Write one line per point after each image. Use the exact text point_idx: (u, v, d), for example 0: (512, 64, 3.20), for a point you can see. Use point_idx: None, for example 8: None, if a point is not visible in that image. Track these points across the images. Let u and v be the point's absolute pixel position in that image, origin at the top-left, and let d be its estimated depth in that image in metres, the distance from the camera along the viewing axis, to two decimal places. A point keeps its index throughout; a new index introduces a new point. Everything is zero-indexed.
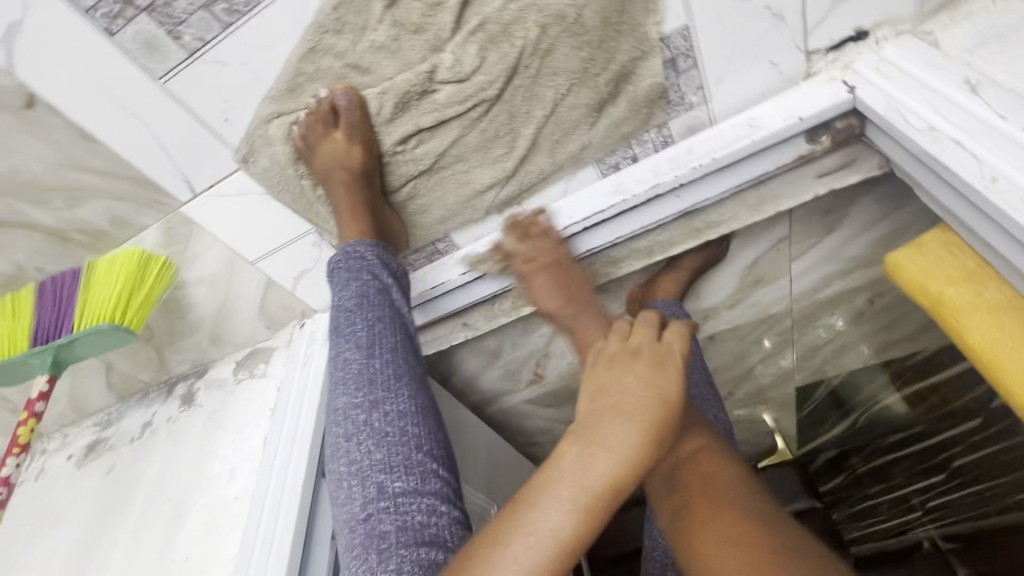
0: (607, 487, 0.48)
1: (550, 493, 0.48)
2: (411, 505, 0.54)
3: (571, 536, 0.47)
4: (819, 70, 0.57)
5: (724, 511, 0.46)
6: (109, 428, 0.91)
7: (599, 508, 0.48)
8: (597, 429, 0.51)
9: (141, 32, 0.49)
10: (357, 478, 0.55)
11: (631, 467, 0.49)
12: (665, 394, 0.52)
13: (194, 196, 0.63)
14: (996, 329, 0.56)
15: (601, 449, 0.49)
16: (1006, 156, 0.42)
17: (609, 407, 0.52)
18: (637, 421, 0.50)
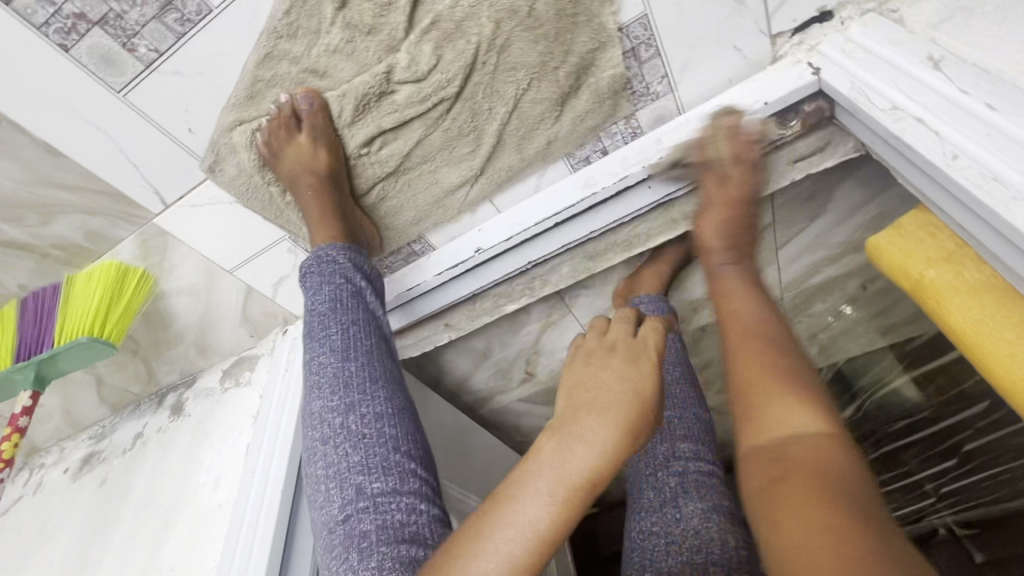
0: (587, 480, 0.45)
1: (530, 484, 0.45)
2: (390, 504, 0.52)
3: (554, 529, 0.44)
4: (784, 54, 0.56)
5: (810, 492, 0.38)
6: (103, 441, 0.92)
7: (578, 502, 0.45)
8: (578, 421, 0.47)
9: (97, 46, 0.49)
10: (334, 481, 0.53)
11: (610, 460, 0.46)
12: (640, 390, 0.49)
13: (166, 208, 0.63)
14: (977, 310, 0.54)
15: (579, 441, 0.46)
16: (968, 132, 0.41)
17: (586, 401, 0.48)
18: (614, 415, 0.47)
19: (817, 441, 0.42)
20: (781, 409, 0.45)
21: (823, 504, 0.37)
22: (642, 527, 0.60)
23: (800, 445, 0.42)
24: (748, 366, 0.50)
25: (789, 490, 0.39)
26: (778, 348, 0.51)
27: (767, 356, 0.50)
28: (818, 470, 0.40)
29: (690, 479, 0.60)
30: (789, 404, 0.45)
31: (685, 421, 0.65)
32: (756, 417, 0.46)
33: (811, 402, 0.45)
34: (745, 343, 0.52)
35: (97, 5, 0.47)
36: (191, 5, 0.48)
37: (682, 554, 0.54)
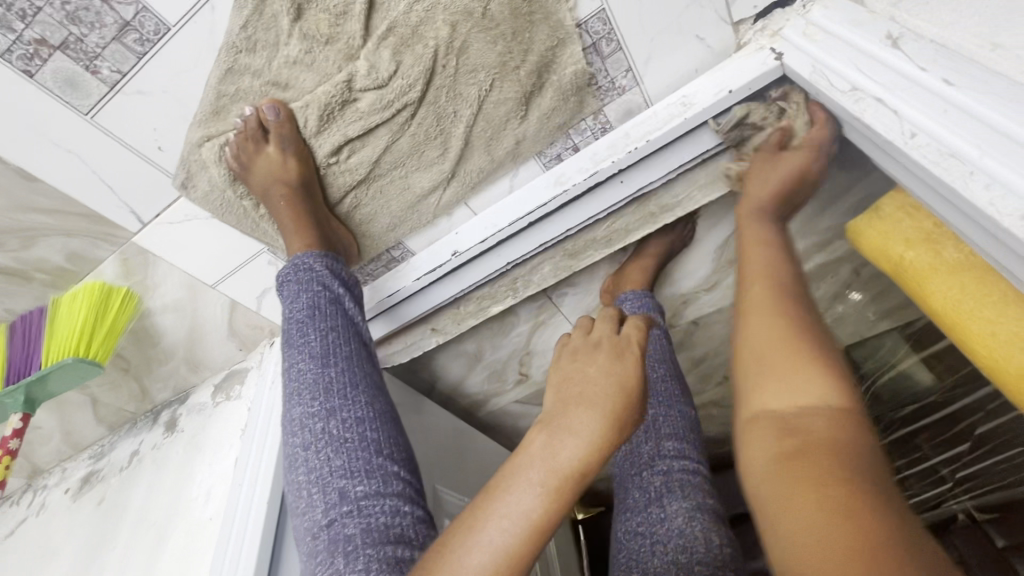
0: (577, 475, 0.43)
1: (520, 476, 0.42)
2: (374, 507, 0.51)
3: (545, 522, 0.41)
4: (748, 40, 0.56)
5: (824, 470, 0.34)
6: (101, 460, 0.92)
7: (569, 498, 0.43)
8: (565, 414, 0.44)
9: (60, 70, 0.49)
10: (317, 485, 0.52)
11: (599, 455, 0.43)
12: (628, 383, 0.46)
13: (143, 226, 0.64)
14: (955, 289, 0.53)
15: (566, 433, 0.43)
16: (923, 108, 0.40)
17: (570, 394, 0.46)
18: (602, 405, 0.44)
19: (831, 413, 0.38)
20: (797, 374, 0.41)
21: (839, 482, 0.33)
22: (629, 528, 0.60)
23: (814, 416, 0.38)
24: (765, 328, 0.45)
25: (799, 464, 0.35)
26: (796, 311, 0.46)
27: (785, 320, 0.45)
28: (834, 445, 0.35)
29: (674, 478, 0.60)
30: (807, 371, 0.41)
31: (670, 419, 0.65)
32: (765, 381, 0.42)
33: (831, 371, 0.41)
34: (762, 304, 0.48)
35: (56, 29, 0.47)
36: (149, 25, 0.48)
37: (668, 555, 0.54)
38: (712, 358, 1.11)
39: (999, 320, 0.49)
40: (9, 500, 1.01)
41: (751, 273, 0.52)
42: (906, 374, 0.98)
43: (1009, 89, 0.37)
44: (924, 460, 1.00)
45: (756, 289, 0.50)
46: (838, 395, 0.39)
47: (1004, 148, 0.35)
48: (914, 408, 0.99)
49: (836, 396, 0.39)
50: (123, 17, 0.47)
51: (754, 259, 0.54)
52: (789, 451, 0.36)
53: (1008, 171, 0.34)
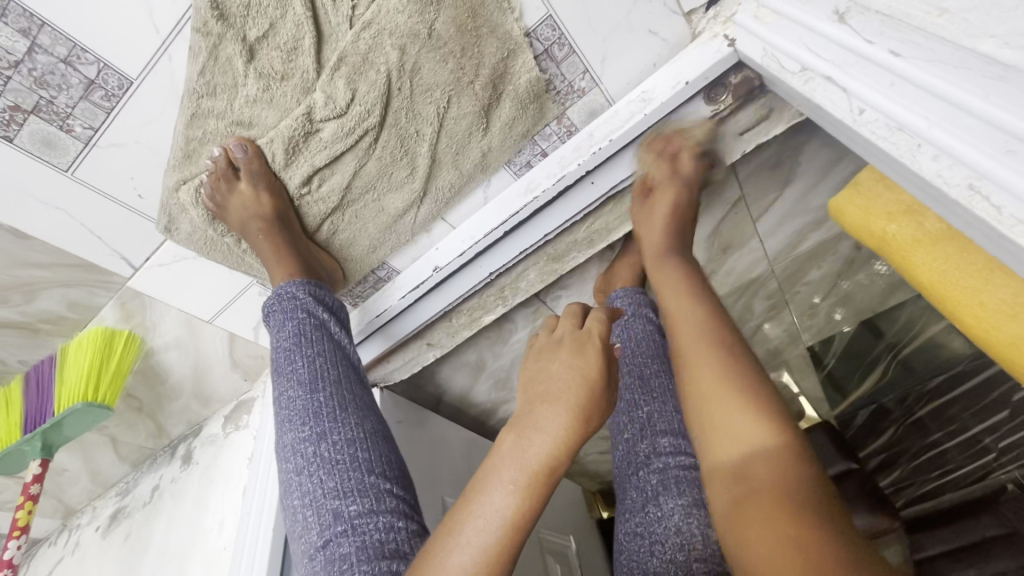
0: (549, 470, 0.43)
1: (493, 477, 0.44)
2: (368, 525, 0.51)
3: (522, 519, 0.43)
4: (702, 29, 0.56)
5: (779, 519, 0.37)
6: (127, 496, 0.95)
7: (542, 490, 0.43)
8: (532, 413, 0.45)
9: (37, 132, 0.52)
10: (311, 508, 0.53)
11: (568, 453, 0.44)
12: (592, 376, 0.46)
13: (135, 270, 0.67)
14: (941, 260, 0.50)
15: (533, 431, 0.44)
16: (867, 82, 0.39)
17: (537, 393, 0.46)
18: (567, 400, 0.45)
19: (773, 451, 0.41)
20: (735, 420, 0.44)
21: (791, 526, 0.36)
22: (629, 528, 0.65)
23: (762, 457, 0.41)
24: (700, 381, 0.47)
25: (760, 518, 0.38)
26: (728, 351, 0.48)
27: (720, 364, 0.47)
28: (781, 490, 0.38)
29: (670, 475, 0.63)
30: (745, 413, 0.43)
31: (665, 415, 0.68)
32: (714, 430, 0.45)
33: (769, 408, 0.43)
34: (692, 351, 0.50)
35: (27, 95, 0.49)
36: (113, 81, 0.50)
37: (666, 553, 0.58)
38: None
39: (985, 289, 0.45)
40: (48, 540, 1.05)
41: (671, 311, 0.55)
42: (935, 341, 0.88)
43: (953, 54, 0.33)
44: (963, 432, 0.87)
45: (685, 336, 0.51)
46: (773, 431, 0.42)
47: (947, 116, 0.33)
48: (942, 378, 0.89)
49: (773, 434, 0.42)
50: (87, 76, 0.49)
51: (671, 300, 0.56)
52: (744, 503, 0.40)
53: (952, 141, 0.32)
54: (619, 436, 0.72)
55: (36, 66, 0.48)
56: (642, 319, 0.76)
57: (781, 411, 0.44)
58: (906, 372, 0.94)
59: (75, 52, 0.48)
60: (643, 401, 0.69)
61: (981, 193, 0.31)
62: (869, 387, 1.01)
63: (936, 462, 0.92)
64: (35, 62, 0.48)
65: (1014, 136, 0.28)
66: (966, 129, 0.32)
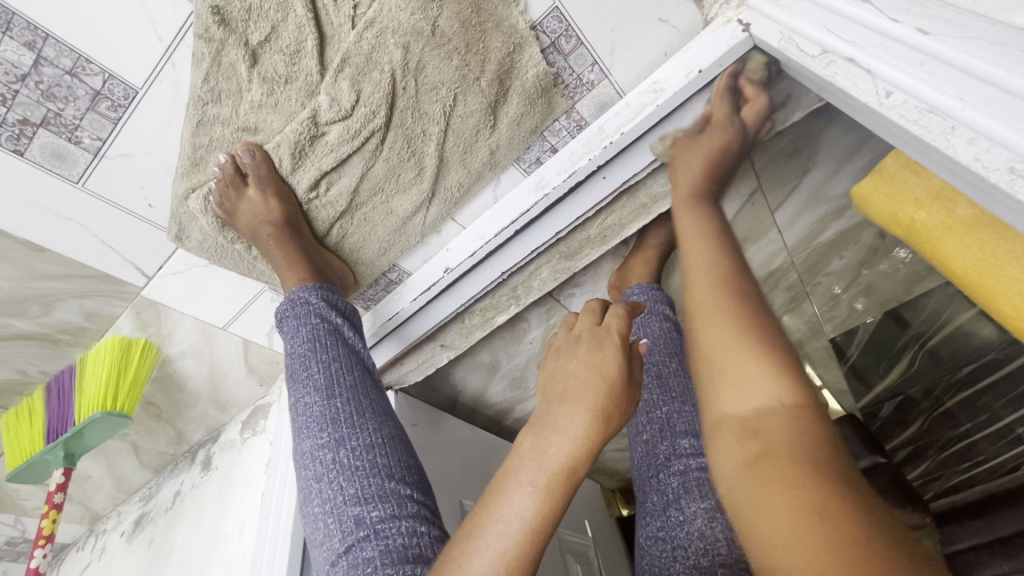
0: (569, 470, 0.42)
1: (513, 478, 0.42)
2: (391, 529, 0.50)
3: (543, 520, 0.41)
4: (715, 15, 0.53)
5: (786, 478, 0.33)
6: (150, 501, 0.96)
7: (564, 490, 0.42)
8: (552, 413, 0.44)
9: (47, 145, 0.52)
10: (332, 515, 0.52)
11: (587, 452, 0.43)
12: (611, 373, 0.44)
13: (148, 279, 0.67)
14: (974, 249, 0.47)
15: (554, 431, 0.43)
16: (892, 63, 0.37)
17: (556, 393, 0.45)
18: (586, 400, 0.43)
19: (784, 407, 0.37)
20: (744, 373, 0.40)
21: (798, 483, 0.32)
22: (652, 533, 0.64)
23: (770, 412, 0.37)
24: (712, 331, 0.44)
25: (764, 477, 0.34)
26: (745, 309, 0.44)
27: (736, 322, 0.43)
28: (792, 447, 0.34)
29: (691, 478, 0.61)
30: (758, 365, 0.39)
31: (685, 415, 0.66)
32: (722, 379, 0.41)
33: (784, 364, 0.39)
34: (710, 309, 0.45)
35: (35, 108, 0.50)
36: (119, 91, 0.50)
37: (689, 558, 0.57)
38: None
39: None
40: (76, 545, 1.07)
41: (689, 263, 0.52)
42: (963, 330, 0.82)
43: (989, 30, 0.31)
44: (994, 423, 0.82)
45: (699, 292, 0.48)
46: (787, 388, 0.38)
47: (985, 95, 0.31)
48: (974, 367, 0.84)
49: (786, 391, 0.38)
50: (93, 87, 0.49)
51: (693, 249, 0.54)
52: (753, 459, 0.36)
53: (991, 123, 0.30)
54: (636, 437, 0.71)
55: (42, 79, 0.48)
56: (658, 316, 0.73)
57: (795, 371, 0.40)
58: (934, 362, 0.92)
59: (80, 64, 0.48)
60: (662, 401, 0.68)
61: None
62: (893, 380, 0.99)
63: (965, 454, 0.87)
64: (41, 75, 0.48)
65: None
66: (1005, 110, 0.29)
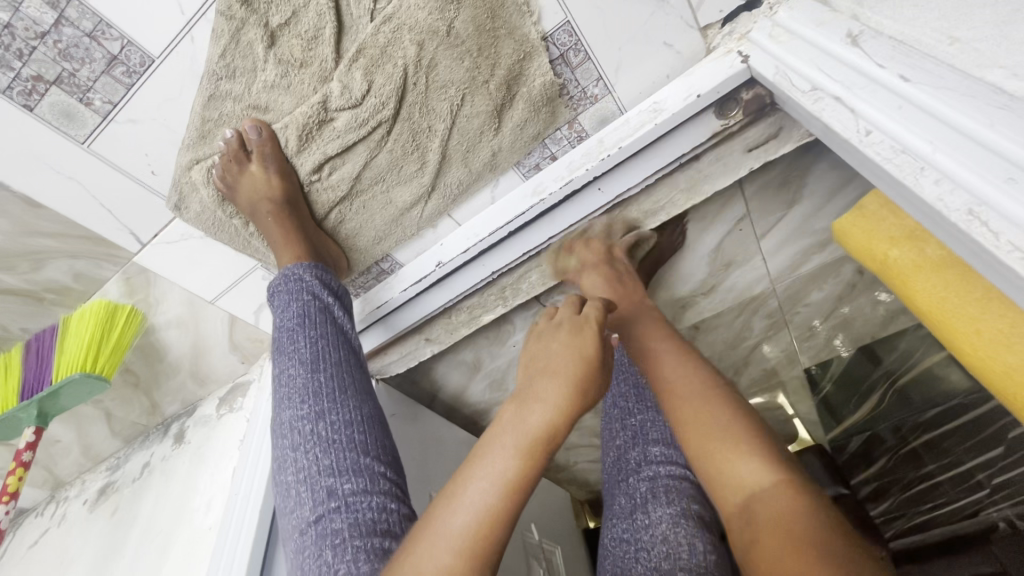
0: (547, 437, 0.44)
1: (494, 442, 0.44)
2: (361, 503, 0.51)
3: (522, 482, 0.43)
4: (717, 45, 0.56)
5: (780, 545, 0.40)
6: (117, 471, 0.95)
7: (542, 456, 0.44)
8: (532, 387, 0.47)
9: (57, 103, 0.53)
10: (306, 485, 0.53)
11: (565, 421, 0.45)
12: (588, 354, 0.48)
13: (142, 247, 0.68)
14: (940, 288, 0.50)
15: (533, 401, 0.45)
16: (875, 104, 0.40)
17: (538, 369, 0.48)
18: (564, 373, 0.46)
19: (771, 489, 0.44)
20: (731, 462, 0.47)
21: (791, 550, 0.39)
22: (615, 535, 0.64)
23: (760, 495, 0.44)
24: (693, 426, 0.51)
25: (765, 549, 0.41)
26: (711, 397, 0.52)
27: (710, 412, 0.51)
28: (783, 520, 0.41)
29: (659, 484, 0.63)
30: (738, 456, 0.47)
31: (658, 425, 0.68)
32: (714, 471, 0.48)
33: (756, 447, 0.47)
34: (682, 403, 0.53)
35: (51, 66, 0.50)
36: (135, 57, 0.51)
37: (651, 561, 0.56)
38: (716, 362, 1.07)
39: (982, 318, 0.45)
40: (36, 510, 1.05)
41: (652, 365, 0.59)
42: (932, 373, 0.89)
43: (961, 82, 0.35)
44: (956, 466, 0.85)
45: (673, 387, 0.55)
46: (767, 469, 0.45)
47: (955, 143, 0.34)
48: (939, 411, 0.88)
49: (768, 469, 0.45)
50: (110, 52, 0.50)
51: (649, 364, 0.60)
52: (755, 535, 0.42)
53: (957, 167, 0.33)
54: (609, 442, 0.72)
55: (61, 39, 0.49)
56: None
57: (768, 448, 0.47)
58: (902, 401, 0.94)
59: (101, 28, 0.49)
60: (637, 409, 0.70)
61: (980, 220, 0.32)
62: (864, 414, 1.01)
63: (926, 494, 0.90)
64: (61, 34, 0.49)
65: (1016, 165, 0.30)
66: (970, 159, 0.33)
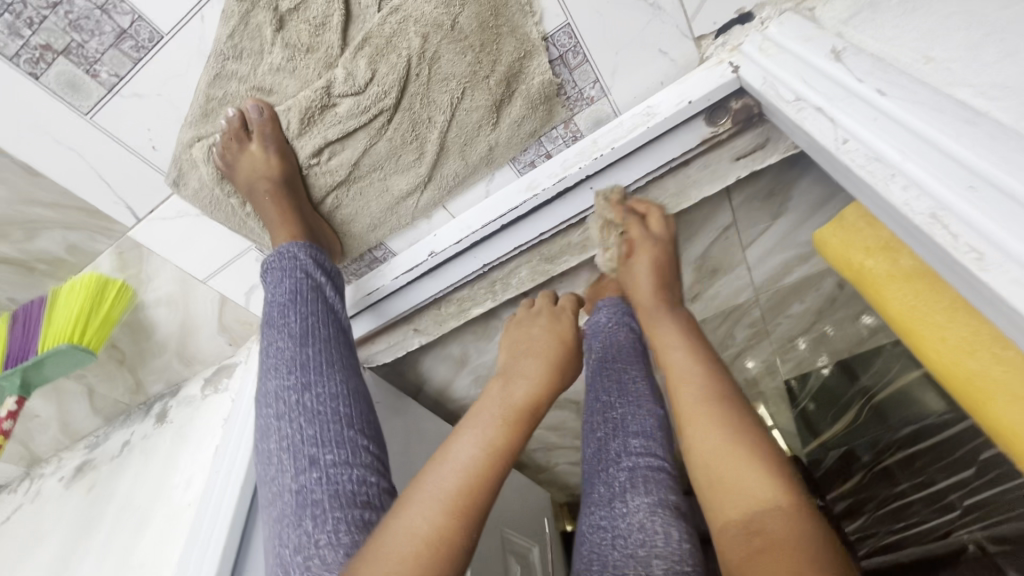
0: (527, 405, 0.53)
1: (481, 413, 0.51)
2: (342, 475, 0.52)
3: (505, 445, 0.48)
4: (710, 55, 0.58)
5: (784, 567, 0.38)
6: (96, 449, 0.95)
7: (523, 421, 0.51)
8: (517, 366, 0.57)
9: (63, 73, 0.54)
10: (289, 453, 0.54)
11: (542, 392, 0.55)
12: (564, 337, 0.60)
13: (138, 221, 0.68)
14: (911, 297, 0.52)
15: (517, 379, 0.56)
16: (853, 115, 0.42)
17: (521, 352, 0.60)
18: (542, 353, 0.58)
19: (780, 509, 0.42)
20: (744, 476, 0.45)
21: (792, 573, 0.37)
22: (593, 522, 0.64)
23: (767, 514, 0.42)
24: (707, 435, 0.49)
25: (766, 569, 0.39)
26: (727, 406, 0.51)
27: (729, 423, 0.49)
28: (789, 543, 0.39)
29: (638, 474, 0.64)
30: (751, 471, 0.45)
31: (637, 418, 0.70)
32: (720, 484, 0.47)
33: (772, 467, 0.45)
34: (699, 407, 0.51)
35: (60, 36, 0.51)
36: (144, 33, 0.52)
37: (627, 548, 0.58)
38: None
39: (949, 326, 0.48)
40: (9, 486, 1.04)
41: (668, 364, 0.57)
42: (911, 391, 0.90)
43: (934, 100, 0.38)
44: (929, 486, 0.85)
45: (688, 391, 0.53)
46: (779, 490, 0.43)
47: (923, 154, 0.36)
48: (914, 429, 0.89)
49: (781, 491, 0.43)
50: (120, 25, 0.52)
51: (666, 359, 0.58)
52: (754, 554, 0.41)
53: (926, 176, 0.36)
54: (589, 435, 0.73)
55: (73, 10, 0.50)
56: (625, 327, 0.77)
57: (785, 471, 0.45)
58: (877, 418, 0.98)
59: (113, 2, 0.50)
60: (619, 403, 0.72)
61: (943, 223, 0.34)
62: (841, 428, 1.05)
63: (900, 513, 0.89)
64: (73, 5, 0.50)
65: (978, 175, 0.33)
66: (939, 168, 0.35)
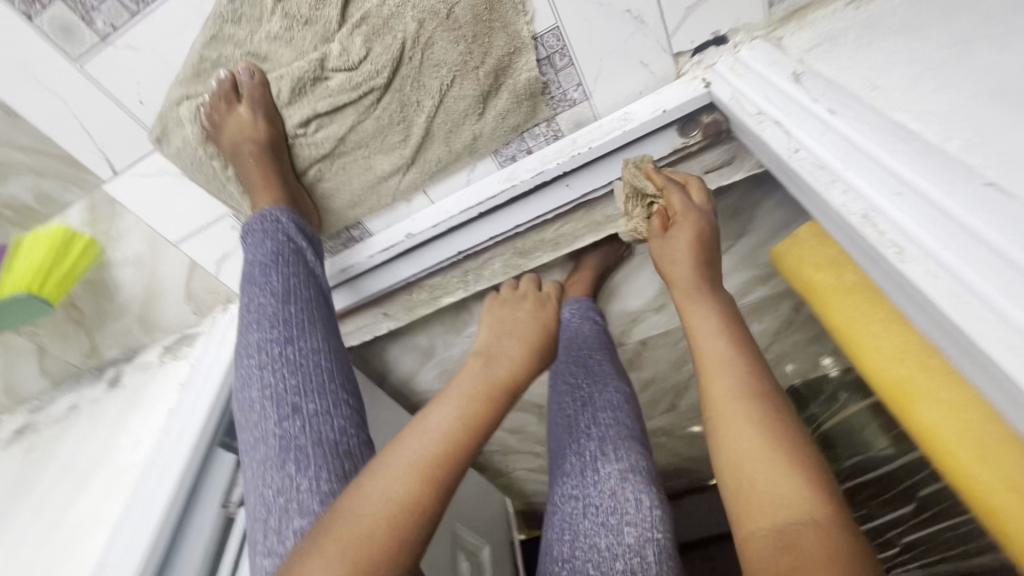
0: (504, 383, 0.52)
1: (448, 390, 0.51)
2: (323, 424, 0.56)
3: (478, 418, 0.49)
4: (686, 71, 0.62)
5: None
6: (40, 412, 0.88)
7: (498, 398, 0.51)
8: (500, 343, 0.56)
9: (57, 17, 0.54)
10: (271, 401, 0.57)
11: (527, 374, 0.55)
12: (546, 320, 0.61)
13: (114, 174, 0.68)
14: (852, 309, 0.55)
15: (499, 357, 0.55)
16: (808, 129, 0.46)
17: (503, 331, 0.58)
18: (523, 336, 0.58)
19: (816, 524, 0.40)
20: (779, 483, 0.44)
21: None
22: (565, 491, 0.70)
23: (802, 526, 0.40)
24: (742, 437, 0.47)
25: None
26: (764, 408, 0.48)
27: (770, 429, 0.47)
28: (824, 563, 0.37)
29: (606, 446, 0.71)
30: (787, 479, 0.43)
31: (605, 395, 0.77)
32: (750, 488, 0.45)
33: (813, 480, 0.43)
34: (732, 406, 0.49)
35: None
36: None
37: (598, 515, 0.64)
38: (659, 381, 1.12)
39: (884, 334, 0.51)
40: None
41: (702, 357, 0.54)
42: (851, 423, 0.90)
43: (878, 121, 0.42)
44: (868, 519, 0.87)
45: (720, 386, 0.51)
46: (818, 506, 0.41)
47: (862, 165, 0.40)
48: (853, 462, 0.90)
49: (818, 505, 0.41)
50: None
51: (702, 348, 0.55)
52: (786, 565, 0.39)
53: (866, 184, 0.39)
54: (558, 410, 0.79)
55: None
56: (588, 324, 0.80)
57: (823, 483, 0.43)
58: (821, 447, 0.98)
59: None
60: (587, 384, 0.78)
61: (874, 224, 0.38)
62: None
63: None
64: None
65: (905, 183, 0.37)
66: (875, 177, 0.39)
